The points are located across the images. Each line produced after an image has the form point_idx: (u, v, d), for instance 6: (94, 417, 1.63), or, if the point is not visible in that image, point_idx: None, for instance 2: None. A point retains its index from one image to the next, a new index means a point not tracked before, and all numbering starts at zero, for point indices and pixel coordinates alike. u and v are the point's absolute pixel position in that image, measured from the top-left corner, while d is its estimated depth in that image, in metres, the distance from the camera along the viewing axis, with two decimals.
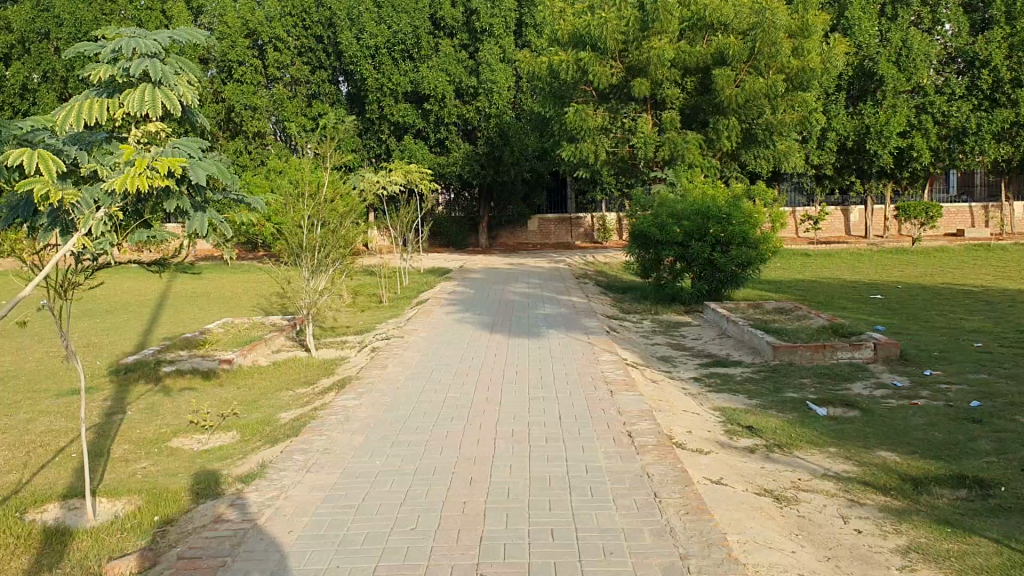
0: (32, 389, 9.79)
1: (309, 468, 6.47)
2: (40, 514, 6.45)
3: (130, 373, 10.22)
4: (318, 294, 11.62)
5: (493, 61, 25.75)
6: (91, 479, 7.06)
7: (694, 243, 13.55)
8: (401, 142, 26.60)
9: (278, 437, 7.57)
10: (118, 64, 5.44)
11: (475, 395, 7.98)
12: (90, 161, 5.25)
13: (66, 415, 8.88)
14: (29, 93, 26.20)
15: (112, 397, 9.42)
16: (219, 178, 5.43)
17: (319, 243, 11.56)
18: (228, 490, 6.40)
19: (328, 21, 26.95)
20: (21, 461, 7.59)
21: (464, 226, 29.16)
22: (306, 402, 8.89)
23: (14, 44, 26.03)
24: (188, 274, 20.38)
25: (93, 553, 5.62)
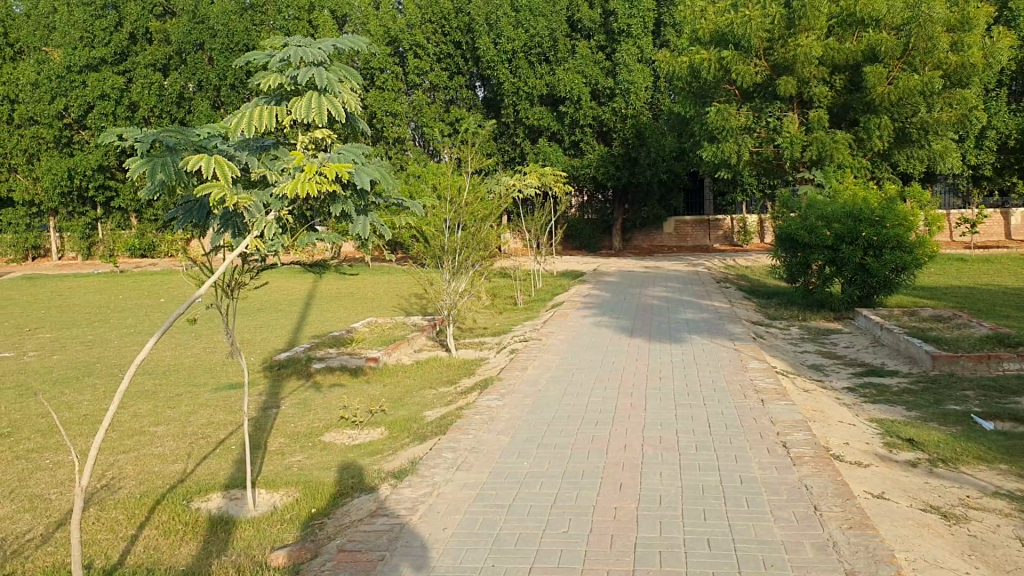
0: (192, 382, 10.36)
1: (459, 467, 6.55)
2: (204, 503, 6.78)
3: (282, 369, 10.64)
4: (458, 296, 11.80)
5: (631, 61, 25.17)
6: (251, 471, 7.39)
7: (844, 247, 13.10)
8: (537, 145, 26.90)
9: (426, 435, 7.71)
10: (285, 73, 5.63)
11: (618, 400, 7.90)
12: (260, 167, 5.50)
13: (225, 408, 9.30)
14: (185, 102, 27.46)
15: (266, 392, 9.80)
16: (382, 183, 5.54)
17: (460, 246, 11.75)
18: (381, 485, 6.55)
19: (467, 27, 27.34)
20: (186, 451, 7.99)
21: (598, 229, 29.15)
22: (450, 401, 9.02)
23: (173, 56, 27.29)
24: (333, 275, 21.06)
25: (256, 543, 5.88)
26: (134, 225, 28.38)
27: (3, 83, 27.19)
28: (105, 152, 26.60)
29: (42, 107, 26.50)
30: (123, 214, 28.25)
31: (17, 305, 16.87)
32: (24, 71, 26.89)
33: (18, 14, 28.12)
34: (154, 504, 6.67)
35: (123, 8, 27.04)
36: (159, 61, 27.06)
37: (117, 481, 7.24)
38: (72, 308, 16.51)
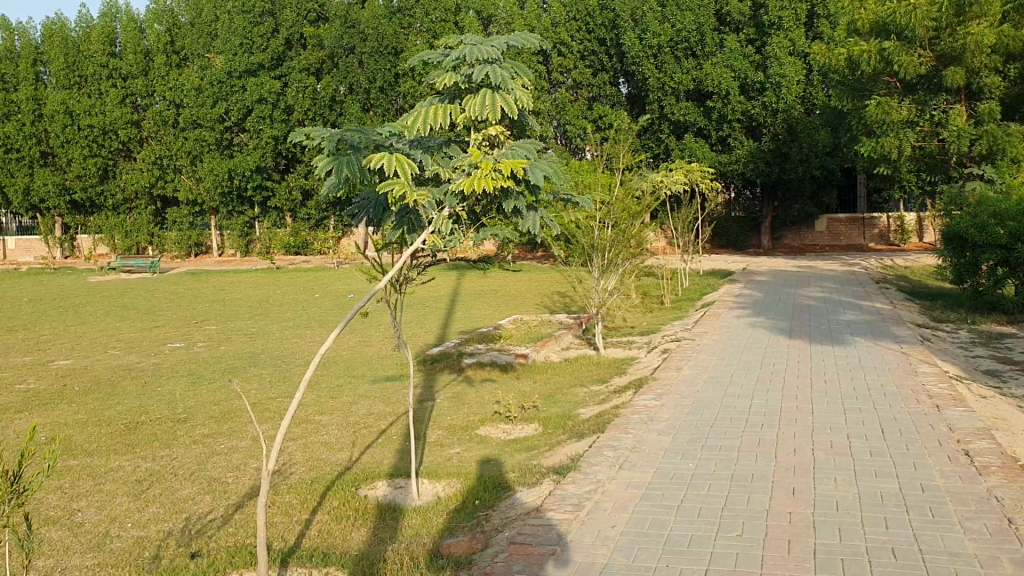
0: (351, 374, 10.69)
1: (622, 465, 6.51)
2: (371, 491, 6.95)
3: (435, 363, 10.87)
4: (607, 293, 11.78)
5: (782, 54, 24.50)
6: (413, 461, 7.55)
7: (1020, 245, 12.42)
8: (682, 141, 26.48)
9: (583, 432, 7.69)
10: (460, 70, 5.74)
11: (782, 403, 7.69)
12: (434, 165, 5.63)
13: (383, 400, 9.56)
14: (337, 104, 28.36)
15: (421, 385, 10.03)
16: (554, 179, 5.56)
17: (610, 243, 11.66)
18: (544, 480, 6.56)
19: (612, 23, 27.28)
20: (350, 440, 8.25)
21: (745, 227, 28.59)
22: (603, 399, 8.99)
23: (326, 59, 28.30)
24: (477, 273, 21.36)
25: (424, 532, 6.00)
26: (288, 223, 29.47)
27: (170, 88, 28.74)
28: (263, 152, 27.72)
29: (205, 111, 27.92)
30: (279, 213, 29.40)
31: (184, 299, 17.82)
32: (190, 77, 28.40)
33: (183, 23, 29.57)
34: (324, 490, 6.88)
35: (280, 14, 28.17)
36: (313, 64, 28.11)
37: (288, 467, 7.51)
38: (235, 302, 17.28)
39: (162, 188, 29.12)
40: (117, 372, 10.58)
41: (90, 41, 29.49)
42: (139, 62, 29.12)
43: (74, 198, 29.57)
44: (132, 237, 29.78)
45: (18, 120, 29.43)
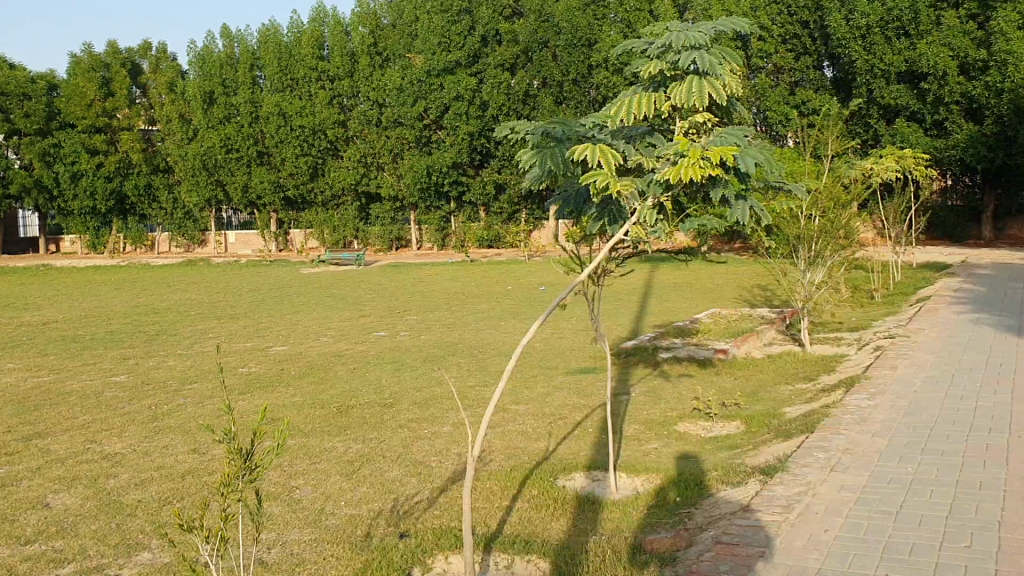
0: (546, 366, 10.78)
1: (833, 468, 6.20)
2: (569, 482, 6.94)
3: (630, 357, 10.79)
4: (814, 287, 11.15)
5: (1009, 30, 22.49)
6: (610, 454, 7.50)
7: None
8: (893, 126, 25.04)
9: (789, 431, 7.38)
10: (666, 58, 5.60)
11: (1013, 407, 7.07)
12: (638, 155, 5.52)
13: (579, 392, 9.57)
14: (531, 99, 28.65)
15: (617, 379, 9.98)
16: (765, 166, 5.31)
17: (816, 235, 11.17)
18: (749, 480, 6.33)
19: (816, 4, 26.14)
20: (548, 431, 8.30)
21: (964, 217, 26.67)
22: (810, 398, 8.60)
23: (520, 54, 28.62)
24: (671, 266, 21.08)
25: (624, 527, 5.93)
26: (483, 217, 30.11)
27: (374, 88, 30.07)
28: (459, 149, 28.54)
29: (407, 109, 29.04)
30: (474, 206, 30.10)
31: (387, 291, 18.60)
32: (391, 76, 29.58)
33: (385, 24, 30.73)
34: (523, 478, 6.95)
35: (476, 12, 28.79)
36: (508, 60, 28.52)
37: (488, 454, 7.64)
38: (433, 294, 17.84)
39: (366, 185, 30.52)
40: (327, 359, 11.14)
41: (302, 45, 31.30)
42: (345, 64, 30.52)
43: (287, 194, 31.51)
44: (339, 232, 31.46)
45: (238, 123, 31.71)
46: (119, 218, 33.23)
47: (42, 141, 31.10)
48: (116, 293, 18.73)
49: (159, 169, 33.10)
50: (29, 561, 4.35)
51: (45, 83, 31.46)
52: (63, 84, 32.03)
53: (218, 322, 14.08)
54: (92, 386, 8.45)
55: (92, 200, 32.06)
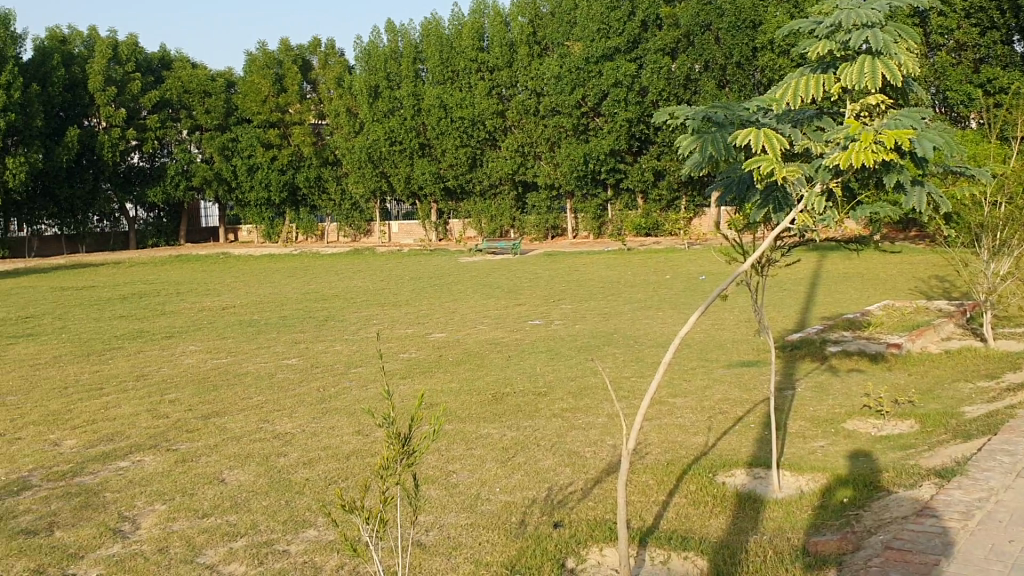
0: (705, 358, 10.51)
1: (1021, 473, 5.72)
2: (729, 478, 6.72)
3: (795, 351, 10.37)
4: (999, 280, 10.54)
5: None
6: (772, 451, 7.22)
7: None
8: None
9: (970, 432, 6.88)
10: (836, 37, 5.28)
11: None
12: (805, 140, 5.24)
13: (739, 386, 9.27)
14: (692, 83, 27.95)
15: (781, 373, 9.61)
16: (945, 149, 4.91)
17: (1003, 222, 10.38)
18: (924, 483, 5.93)
19: None
20: (706, 425, 8.08)
21: None
22: (994, 398, 8.00)
23: (682, 38, 27.90)
24: (840, 256, 20.18)
25: (787, 527, 5.68)
26: (640, 205, 29.80)
27: (532, 78, 30.18)
28: (618, 136, 28.30)
29: (564, 98, 29.03)
30: (631, 194, 29.84)
31: (544, 279, 18.68)
32: (550, 65, 29.60)
33: (544, 13, 30.75)
34: (681, 472, 6.78)
35: None
36: (669, 44, 27.84)
37: (645, 447, 7.51)
38: (590, 283, 17.76)
39: (523, 175, 30.74)
40: (484, 346, 11.28)
41: (463, 36, 31.80)
42: (504, 54, 30.75)
43: (448, 184, 32.19)
44: (497, 221, 31.89)
45: (401, 115, 32.60)
46: (291, 209, 34.87)
47: (222, 136, 33.29)
48: (287, 280, 19.66)
49: (328, 162, 34.45)
50: (206, 532, 4.59)
51: (223, 81, 33.52)
52: (240, 81, 33.90)
53: (380, 309, 14.52)
54: (263, 368, 8.87)
55: (267, 191, 33.79)
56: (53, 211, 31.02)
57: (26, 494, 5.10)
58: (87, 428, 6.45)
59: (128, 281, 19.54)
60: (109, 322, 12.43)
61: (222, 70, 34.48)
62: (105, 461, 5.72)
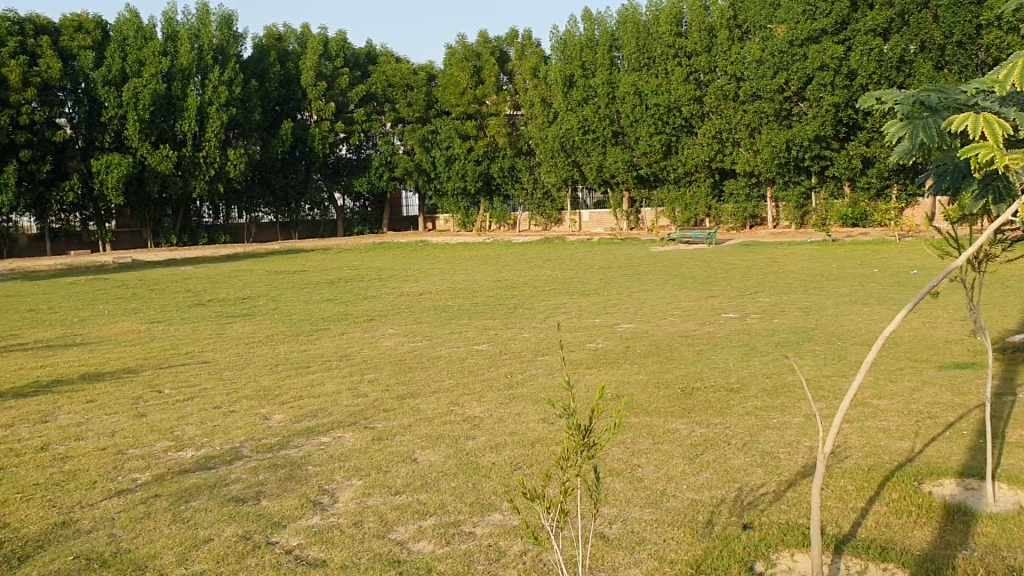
0: (914, 358, 9.85)
1: None
2: (937, 487, 6.26)
3: (1018, 354, 9.52)
4: None
5: None
6: (988, 462, 6.65)
7: None
8: None
9: None
10: None
11: None
12: None
13: (952, 390, 8.62)
14: (906, 64, 25.70)
15: (1000, 377, 8.85)
16: None
17: None
18: None
19: None
20: (913, 430, 7.56)
21: None
22: None
23: (895, 17, 25.70)
24: None
25: (1003, 546, 5.22)
26: (847, 194, 28.10)
27: (731, 62, 29.31)
28: (823, 121, 26.81)
29: (767, 82, 28.02)
30: (837, 182, 28.28)
31: (740, 271, 18.13)
32: (752, 49, 28.65)
33: None
34: (883, 479, 6.37)
35: None
36: (881, 24, 25.67)
37: (844, 450, 7.12)
38: (788, 275, 17.07)
39: (721, 162, 29.92)
40: (675, 338, 11.08)
41: (661, 23, 31.16)
42: (703, 39, 29.99)
43: (641, 173, 31.79)
44: (691, 210, 31.24)
45: (596, 104, 32.43)
46: (486, 198, 35.51)
47: (423, 127, 34.76)
48: (482, 267, 20.17)
49: (522, 152, 34.80)
50: (398, 510, 4.75)
51: (424, 74, 34.82)
52: (440, 74, 35.03)
53: (571, 298, 14.59)
54: (455, 353, 9.11)
55: (463, 181, 34.68)
56: (269, 198, 33.21)
57: (238, 463, 5.49)
58: (294, 404, 6.86)
59: (335, 267, 20.70)
60: (317, 305, 13.22)
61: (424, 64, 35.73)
62: (308, 435, 6.05)
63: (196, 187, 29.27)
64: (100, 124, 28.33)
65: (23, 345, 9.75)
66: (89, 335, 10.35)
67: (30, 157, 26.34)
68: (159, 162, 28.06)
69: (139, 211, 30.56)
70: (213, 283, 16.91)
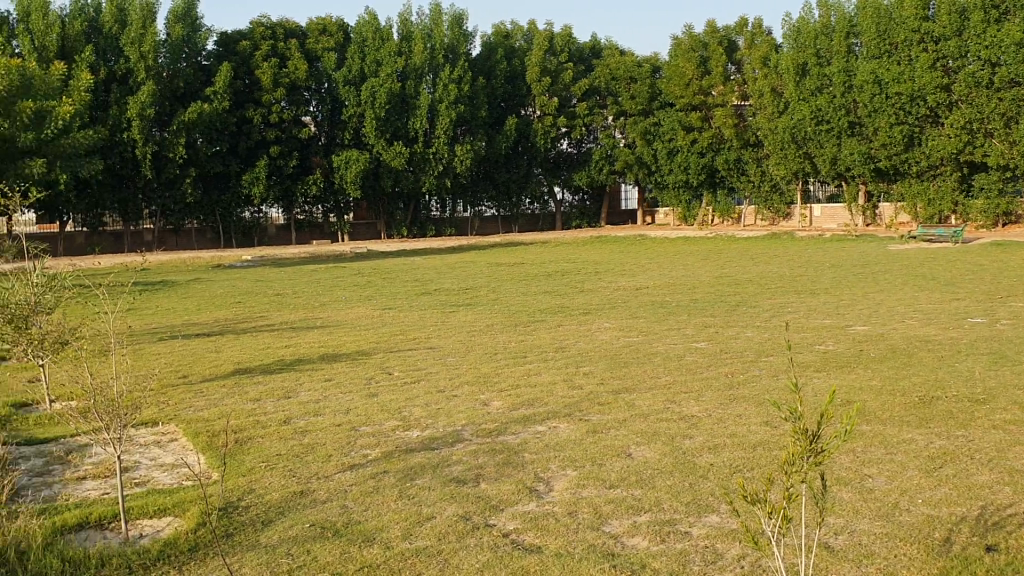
0: None
1: None
2: None
3: None
4: None
5: None
6: None
7: None
8: None
9: None
10: None
11: None
12: None
13: None
14: None
15: None
16: None
17: None
18: None
19: None
20: None
21: None
22: None
23: None
24: None
25: None
26: None
27: (986, 45, 24.41)
28: None
29: None
30: None
31: (992, 273, 16.53)
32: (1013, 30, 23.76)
33: None
34: None
35: None
36: None
37: None
38: None
39: (970, 154, 25.32)
40: (912, 344, 10.32)
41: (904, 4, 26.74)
42: (953, 21, 25.28)
43: (879, 165, 27.66)
44: (934, 206, 26.64)
45: (830, 93, 28.57)
46: (709, 191, 32.85)
47: (645, 120, 32.97)
48: (703, 263, 19.69)
49: (749, 143, 31.57)
50: (612, 503, 4.73)
51: (650, 65, 33.05)
52: (665, 65, 32.92)
53: (797, 297, 13.95)
54: (674, 349, 8.96)
55: (685, 174, 32.25)
56: (492, 193, 33.92)
57: (459, 446, 5.67)
58: (513, 392, 7.00)
59: (556, 260, 20.94)
60: (537, 297, 13.43)
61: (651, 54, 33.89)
62: (526, 424, 6.15)
63: (426, 182, 30.37)
64: (340, 122, 30.06)
65: (271, 326, 10.60)
66: (328, 319, 11.07)
67: (280, 153, 28.61)
68: (393, 158, 29.45)
69: (373, 203, 32.26)
70: (439, 274, 17.56)
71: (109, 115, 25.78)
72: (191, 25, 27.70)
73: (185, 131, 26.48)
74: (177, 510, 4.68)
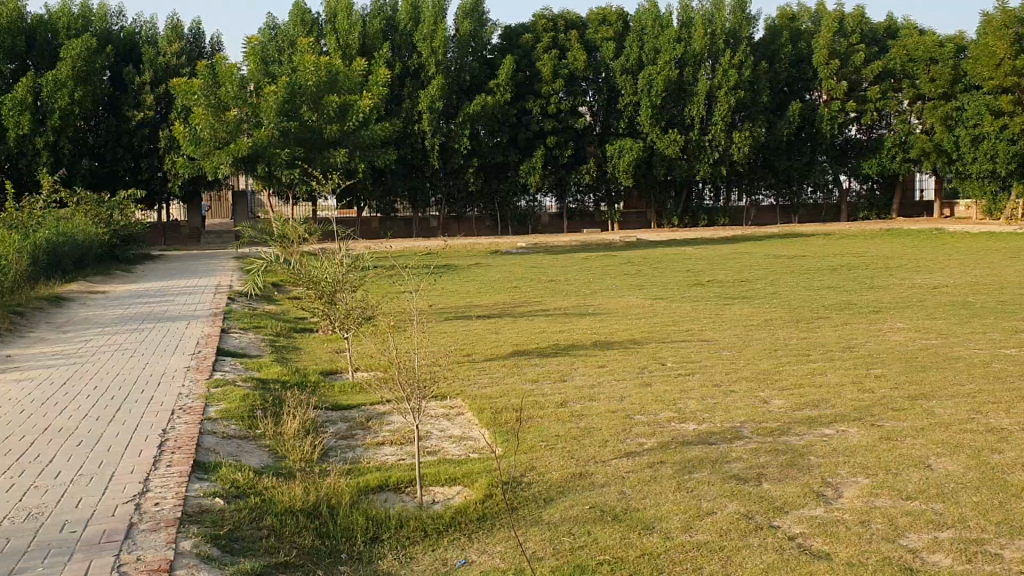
0: None
1: None
2: None
3: None
4: None
5: None
6: None
7: None
8: None
9: None
10: None
11: None
12: None
13: None
14: None
15: None
16: None
17: None
18: None
19: None
20: None
21: None
22: None
23: None
24: None
25: None
26: None
27: None
28: None
29: None
30: None
31: None
32: None
33: None
34: None
35: None
36: None
37: None
38: None
39: None
40: None
41: None
42: None
43: None
44: None
45: None
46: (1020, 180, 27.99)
47: (946, 104, 29.25)
48: (1009, 261, 17.77)
49: None
50: (910, 515, 4.40)
51: (953, 45, 29.29)
52: (970, 44, 28.81)
53: None
54: (977, 355, 8.18)
55: (991, 162, 27.93)
56: (771, 181, 32.29)
57: (739, 443, 5.51)
58: (795, 391, 6.72)
59: (840, 254, 19.76)
60: (818, 292, 12.80)
61: (957, 32, 29.92)
62: (810, 425, 5.87)
63: (701, 170, 29.72)
64: (615, 111, 30.38)
65: (547, 311, 10.88)
66: (601, 307, 11.18)
67: (555, 144, 29.25)
68: (668, 147, 29.13)
69: (645, 193, 32.20)
70: (713, 265, 17.17)
71: (403, 108, 27.90)
72: (479, 20, 29.06)
73: (470, 123, 28.01)
74: (466, 480, 4.92)
